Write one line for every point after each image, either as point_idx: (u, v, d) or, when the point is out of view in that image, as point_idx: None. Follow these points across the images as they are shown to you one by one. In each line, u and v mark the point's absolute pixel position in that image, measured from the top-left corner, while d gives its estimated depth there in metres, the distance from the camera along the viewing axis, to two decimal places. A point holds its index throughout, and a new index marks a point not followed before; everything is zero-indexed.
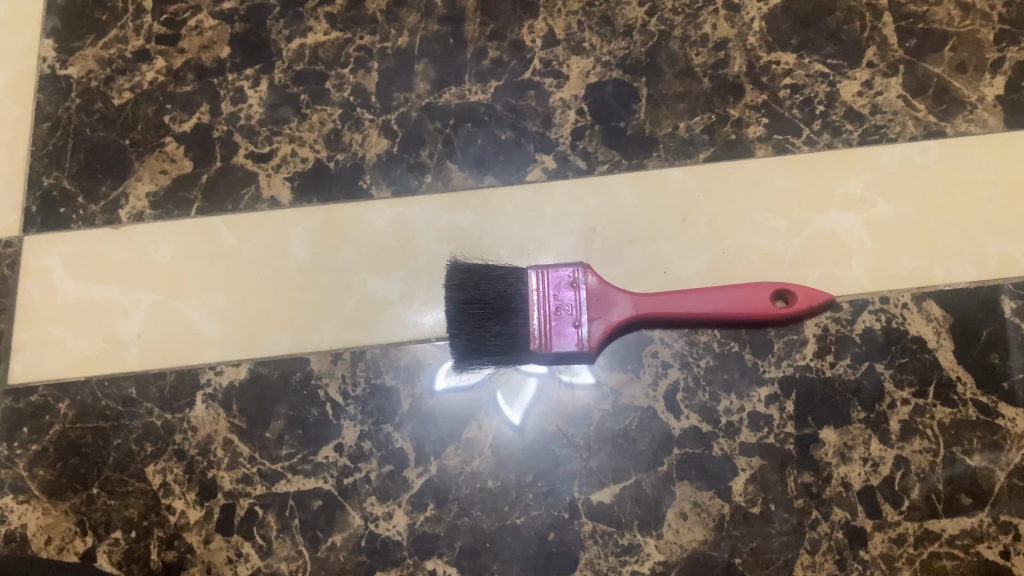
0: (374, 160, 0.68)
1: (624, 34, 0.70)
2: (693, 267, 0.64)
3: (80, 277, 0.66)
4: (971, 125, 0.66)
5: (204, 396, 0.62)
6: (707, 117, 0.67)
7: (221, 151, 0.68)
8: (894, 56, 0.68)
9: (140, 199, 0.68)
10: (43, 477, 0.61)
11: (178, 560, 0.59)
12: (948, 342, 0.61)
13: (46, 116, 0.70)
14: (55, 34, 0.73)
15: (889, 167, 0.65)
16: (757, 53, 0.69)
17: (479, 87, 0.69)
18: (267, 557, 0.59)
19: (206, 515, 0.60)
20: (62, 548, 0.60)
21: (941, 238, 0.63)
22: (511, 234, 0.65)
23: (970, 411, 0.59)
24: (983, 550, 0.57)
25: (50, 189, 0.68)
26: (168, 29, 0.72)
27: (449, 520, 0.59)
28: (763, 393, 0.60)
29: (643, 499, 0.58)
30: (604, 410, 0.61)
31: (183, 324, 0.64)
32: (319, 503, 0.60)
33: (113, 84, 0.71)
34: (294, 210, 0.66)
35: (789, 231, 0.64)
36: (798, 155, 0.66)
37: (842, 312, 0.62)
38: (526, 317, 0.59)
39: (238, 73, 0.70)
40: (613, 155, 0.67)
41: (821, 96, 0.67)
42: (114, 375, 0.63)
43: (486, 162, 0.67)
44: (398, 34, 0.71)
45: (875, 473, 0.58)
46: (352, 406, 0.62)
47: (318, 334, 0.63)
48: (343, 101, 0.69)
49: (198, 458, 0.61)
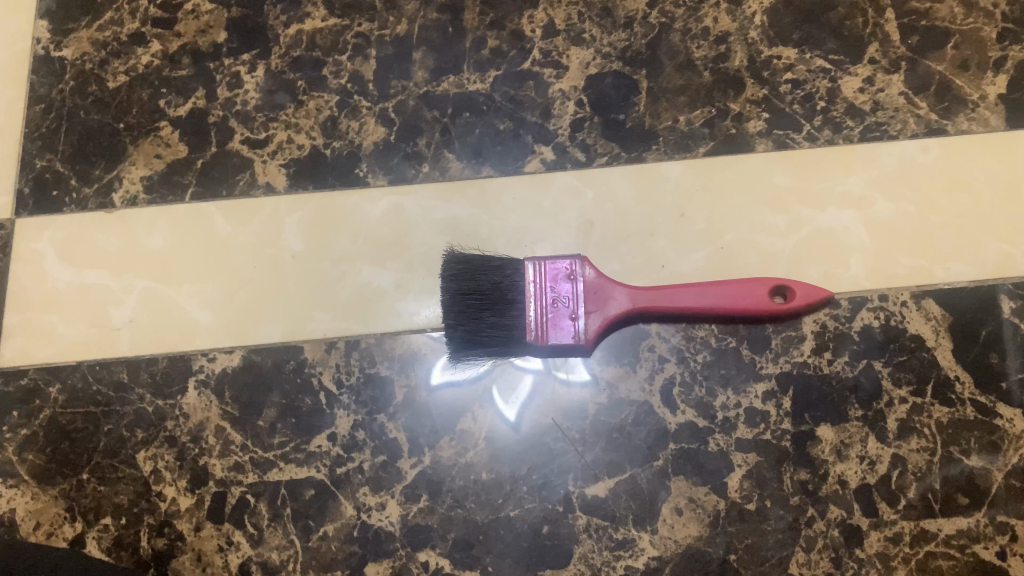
0: (371, 148, 0.67)
1: (624, 26, 0.69)
2: (690, 262, 0.63)
3: (71, 262, 0.65)
4: (972, 123, 0.65)
5: (196, 383, 0.62)
6: (707, 112, 0.67)
7: (216, 137, 0.68)
8: (896, 53, 0.68)
9: (134, 182, 0.67)
10: (33, 462, 0.61)
11: (168, 548, 0.59)
12: (946, 341, 0.60)
13: (39, 98, 0.69)
14: (49, 15, 0.72)
15: (888, 166, 0.65)
16: (758, 47, 0.68)
17: (478, 77, 0.68)
18: (258, 546, 0.58)
19: (197, 503, 0.59)
20: (51, 534, 0.59)
21: (940, 238, 0.63)
22: (509, 225, 0.65)
23: (968, 411, 0.59)
24: (979, 551, 0.57)
25: (42, 172, 0.67)
26: (164, 12, 0.71)
27: (442, 512, 0.58)
28: (760, 389, 0.60)
29: (637, 493, 0.58)
30: (600, 403, 0.60)
31: (176, 312, 0.64)
32: (311, 492, 0.59)
33: (107, 66, 0.70)
34: (290, 197, 0.66)
35: (787, 228, 0.64)
36: (798, 152, 0.65)
37: (841, 310, 0.61)
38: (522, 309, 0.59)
39: (235, 58, 0.70)
40: (612, 147, 0.66)
41: (822, 92, 0.67)
42: (105, 361, 0.62)
43: (485, 152, 0.67)
44: (397, 21, 0.70)
45: (871, 471, 0.58)
46: (346, 396, 0.61)
47: (312, 324, 0.63)
48: (341, 88, 0.69)
49: (189, 445, 0.61)
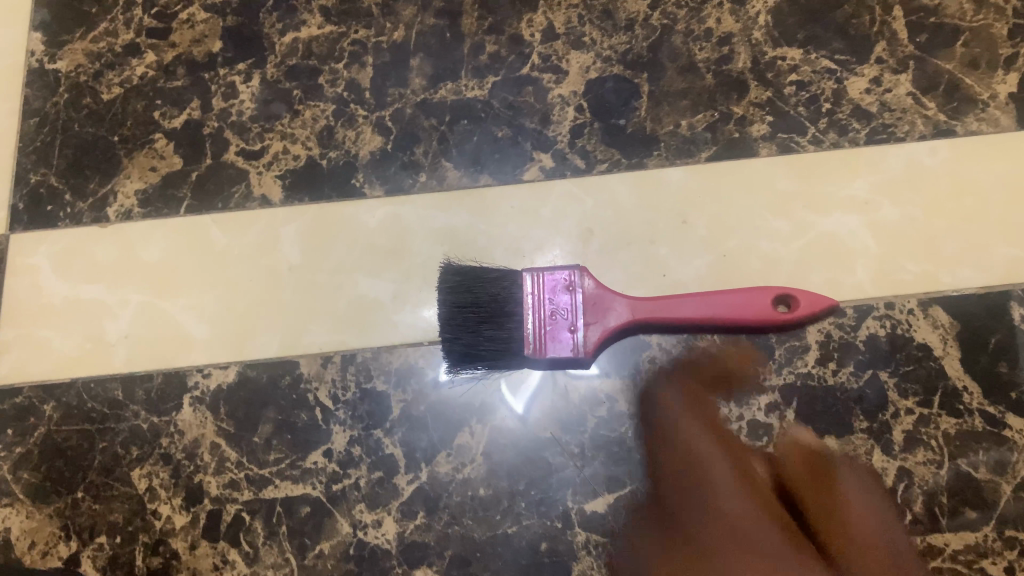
0: (367, 157, 0.66)
1: (625, 28, 0.68)
2: (691, 270, 0.62)
3: (66, 277, 0.65)
4: (983, 124, 0.63)
5: (191, 399, 0.61)
6: (710, 115, 0.65)
7: (211, 149, 0.67)
8: (904, 52, 0.66)
9: (129, 196, 0.66)
10: (28, 480, 0.60)
11: (163, 566, 0.58)
12: (954, 350, 0.59)
13: (35, 112, 0.69)
14: (44, 28, 0.71)
15: (896, 168, 0.63)
16: (762, 48, 0.67)
17: (475, 83, 0.67)
18: (253, 565, 0.58)
19: (192, 521, 0.59)
20: (46, 553, 0.59)
21: (948, 243, 0.61)
22: (506, 234, 0.64)
23: (977, 422, 0.58)
24: (987, 566, 0.55)
25: (37, 187, 0.67)
26: (159, 22, 0.71)
27: (439, 529, 0.57)
28: (763, 401, 0.59)
29: (637, 509, 0.57)
30: (600, 416, 0.59)
31: (170, 326, 0.63)
32: (307, 509, 0.58)
33: (102, 78, 0.70)
34: (285, 208, 0.65)
35: (791, 234, 0.62)
36: (803, 156, 0.64)
37: (846, 318, 0.60)
38: (520, 321, 0.58)
39: (230, 67, 0.69)
40: (612, 153, 0.65)
41: (828, 94, 0.65)
42: (99, 377, 0.62)
43: (482, 160, 0.65)
44: (394, 28, 0.69)
45: (877, 484, 0.57)
46: (342, 411, 0.60)
47: (307, 337, 0.62)
48: (337, 97, 0.68)
49: (184, 462, 0.60)
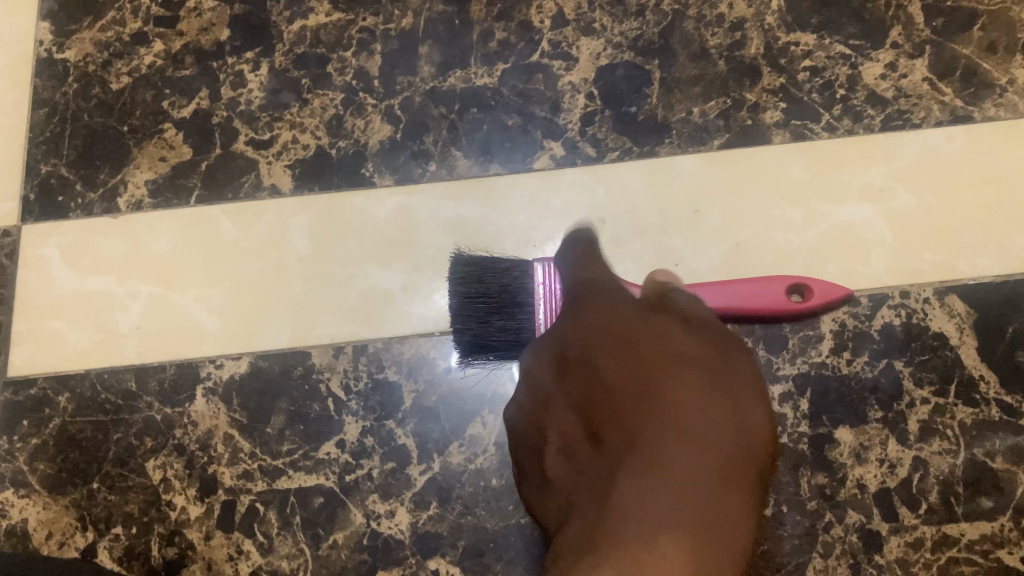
0: (377, 146, 0.66)
1: (636, 14, 0.67)
2: (705, 261, 0.61)
3: (77, 269, 0.65)
4: (1001, 109, 0.63)
5: (204, 390, 0.61)
6: (723, 102, 0.65)
7: (220, 139, 0.67)
8: (921, 37, 0.65)
9: (139, 186, 0.66)
10: (44, 471, 0.61)
11: (179, 556, 0.59)
12: (971, 339, 0.59)
13: (44, 102, 0.69)
14: (51, 16, 0.70)
15: (911, 156, 0.62)
16: (775, 33, 0.66)
17: (485, 71, 0.67)
18: (267, 555, 0.58)
19: (207, 511, 0.59)
20: (63, 543, 0.59)
21: (965, 231, 0.60)
22: (517, 224, 0.63)
23: (994, 411, 0.57)
24: (1003, 556, 0.55)
25: (48, 178, 0.67)
26: (166, 10, 0.70)
27: (452, 519, 0.58)
28: (777, 390, 0.59)
29: None
30: None
31: (182, 318, 0.63)
32: (320, 500, 0.59)
33: (111, 68, 0.69)
34: (295, 198, 0.65)
35: (805, 224, 0.62)
36: (817, 143, 0.63)
37: (860, 307, 0.60)
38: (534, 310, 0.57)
39: (238, 56, 0.68)
40: (623, 141, 0.64)
41: (842, 80, 0.64)
42: (112, 369, 0.62)
43: (493, 149, 0.65)
44: (402, 15, 0.68)
45: (892, 474, 0.57)
46: (355, 401, 0.60)
47: (319, 328, 0.62)
48: (346, 85, 0.67)
49: (198, 453, 0.60)
